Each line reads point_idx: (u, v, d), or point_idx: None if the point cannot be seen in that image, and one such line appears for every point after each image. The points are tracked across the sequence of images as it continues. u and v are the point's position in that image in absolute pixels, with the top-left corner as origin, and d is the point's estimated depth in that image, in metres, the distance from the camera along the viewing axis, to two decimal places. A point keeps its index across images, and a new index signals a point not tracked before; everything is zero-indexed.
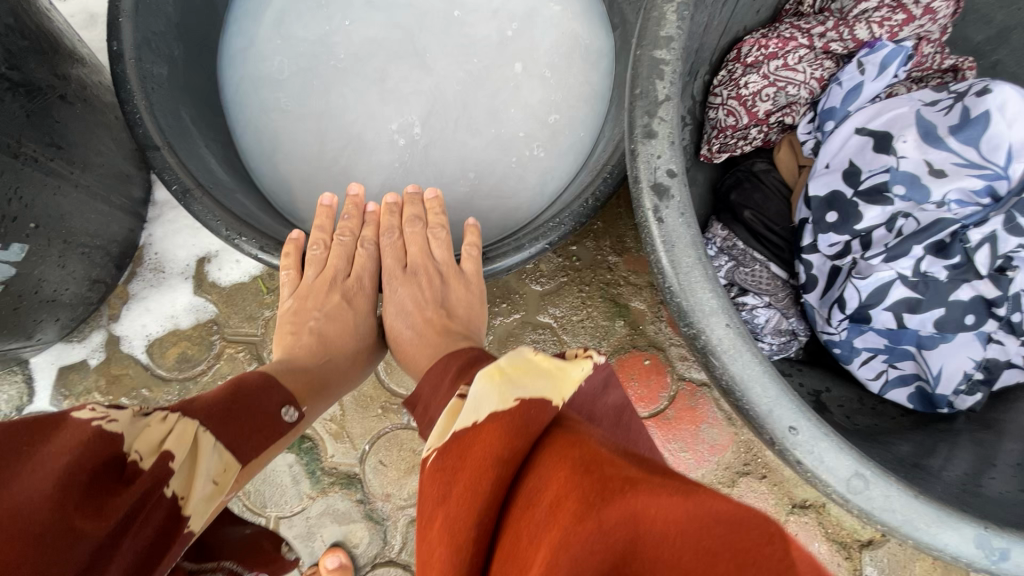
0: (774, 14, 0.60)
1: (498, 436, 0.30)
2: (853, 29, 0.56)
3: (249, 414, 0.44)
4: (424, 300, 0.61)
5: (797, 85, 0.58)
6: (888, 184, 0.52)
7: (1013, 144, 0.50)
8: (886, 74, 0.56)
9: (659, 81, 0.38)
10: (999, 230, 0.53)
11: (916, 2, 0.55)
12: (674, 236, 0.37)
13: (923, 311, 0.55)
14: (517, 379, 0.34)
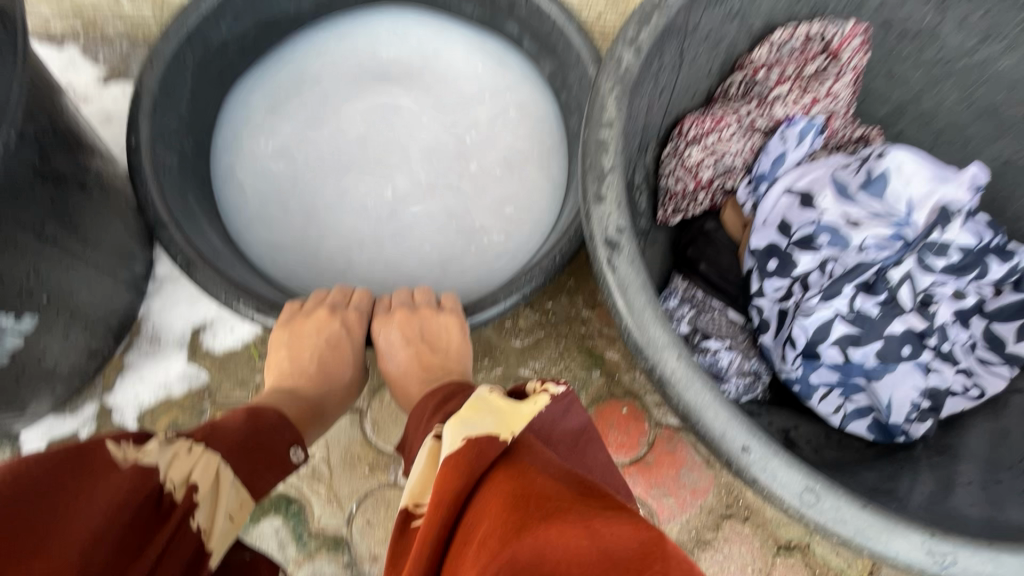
0: (707, 98, 0.69)
1: (445, 480, 0.34)
2: (772, 109, 0.65)
3: (262, 451, 0.46)
4: (405, 335, 0.61)
5: (732, 155, 0.66)
6: (815, 235, 0.61)
7: (911, 197, 0.60)
8: (804, 144, 0.65)
9: (606, 155, 0.45)
10: (915, 270, 0.60)
11: (820, 85, 0.64)
12: (627, 281, 0.42)
13: (864, 344, 0.60)
14: (468, 418, 0.39)
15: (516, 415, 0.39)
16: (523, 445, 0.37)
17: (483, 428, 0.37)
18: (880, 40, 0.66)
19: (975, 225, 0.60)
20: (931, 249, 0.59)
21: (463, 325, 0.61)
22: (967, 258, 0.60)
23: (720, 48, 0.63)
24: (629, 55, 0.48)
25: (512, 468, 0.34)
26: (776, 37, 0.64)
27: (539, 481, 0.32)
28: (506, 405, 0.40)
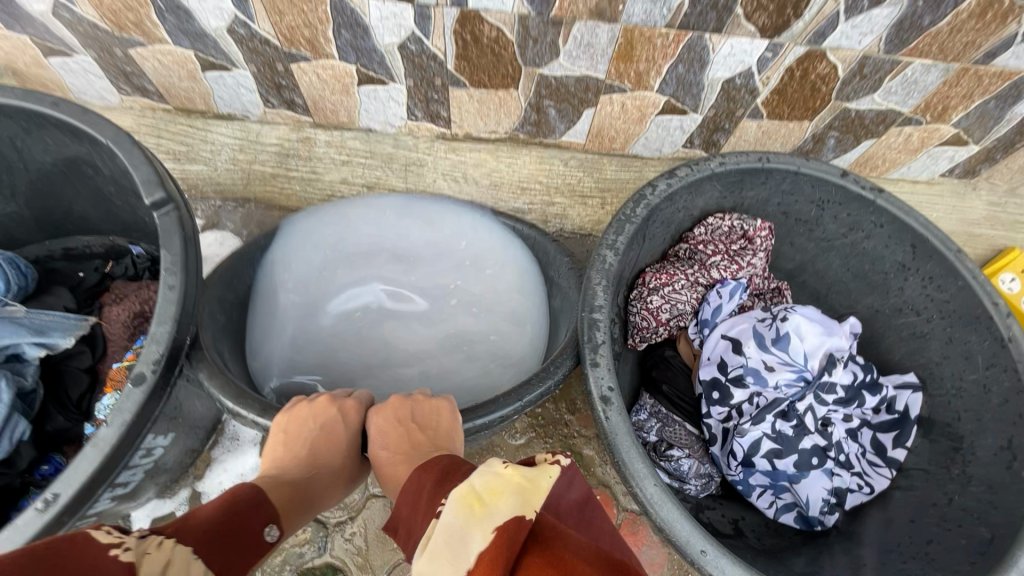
0: (662, 255, 0.93)
1: (489, 567, 0.39)
2: (709, 272, 0.90)
3: (240, 536, 0.51)
4: (397, 417, 0.68)
5: (684, 302, 0.90)
6: (743, 375, 0.82)
7: (806, 349, 0.83)
8: (733, 299, 0.90)
9: (598, 332, 0.71)
10: (814, 402, 0.83)
11: (744, 255, 0.89)
12: (617, 427, 0.66)
13: (785, 456, 0.81)
14: (493, 505, 0.45)
15: (533, 499, 0.47)
16: (546, 528, 0.43)
17: (509, 514, 0.43)
18: (782, 223, 0.90)
19: (854, 368, 0.85)
20: (823, 387, 0.83)
21: (454, 408, 0.70)
22: (848, 393, 0.85)
23: (671, 226, 0.88)
24: (611, 254, 0.76)
25: (550, 555, 0.39)
26: (712, 221, 0.88)
27: (584, 569, 0.37)
28: (525, 490, 0.47)
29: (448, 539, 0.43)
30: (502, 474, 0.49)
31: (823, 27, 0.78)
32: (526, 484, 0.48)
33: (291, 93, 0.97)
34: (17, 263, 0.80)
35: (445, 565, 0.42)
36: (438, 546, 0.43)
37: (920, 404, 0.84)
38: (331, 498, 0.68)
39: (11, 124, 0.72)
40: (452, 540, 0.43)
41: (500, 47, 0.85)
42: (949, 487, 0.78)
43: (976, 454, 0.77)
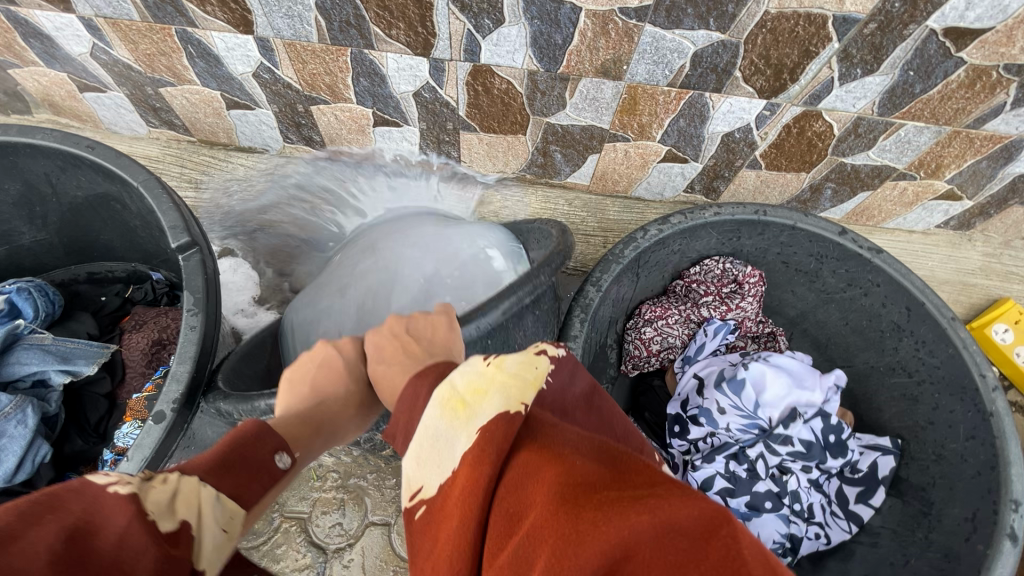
0: (663, 289, 0.95)
1: (476, 466, 0.39)
2: (698, 310, 0.92)
3: (243, 463, 0.50)
4: (393, 334, 0.64)
5: (674, 336, 0.93)
6: (697, 415, 0.84)
7: (761, 398, 0.82)
8: (717, 336, 0.91)
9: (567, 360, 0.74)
10: (767, 451, 0.83)
11: (738, 297, 0.91)
12: None
13: (737, 496, 0.82)
14: (476, 407, 0.44)
15: (519, 394, 0.45)
16: (539, 427, 0.42)
17: (489, 415, 0.43)
18: (781, 271, 0.93)
19: (823, 425, 0.83)
20: (776, 438, 0.82)
21: (451, 325, 0.65)
22: (809, 448, 0.82)
23: (667, 266, 0.91)
24: (593, 290, 0.78)
25: (538, 448, 0.38)
26: (707, 263, 0.91)
27: (578, 464, 0.36)
28: (509, 385, 0.46)
29: (435, 442, 0.45)
30: (483, 372, 0.48)
31: (818, 90, 0.82)
32: (510, 379, 0.47)
33: (310, 131, 1.02)
34: (44, 289, 0.84)
35: (437, 465, 0.44)
36: (426, 449, 0.46)
37: (890, 467, 0.86)
38: (342, 430, 0.64)
39: (48, 163, 0.77)
40: (438, 443, 0.45)
41: (509, 98, 0.89)
42: (909, 549, 0.80)
43: (939, 521, 0.78)
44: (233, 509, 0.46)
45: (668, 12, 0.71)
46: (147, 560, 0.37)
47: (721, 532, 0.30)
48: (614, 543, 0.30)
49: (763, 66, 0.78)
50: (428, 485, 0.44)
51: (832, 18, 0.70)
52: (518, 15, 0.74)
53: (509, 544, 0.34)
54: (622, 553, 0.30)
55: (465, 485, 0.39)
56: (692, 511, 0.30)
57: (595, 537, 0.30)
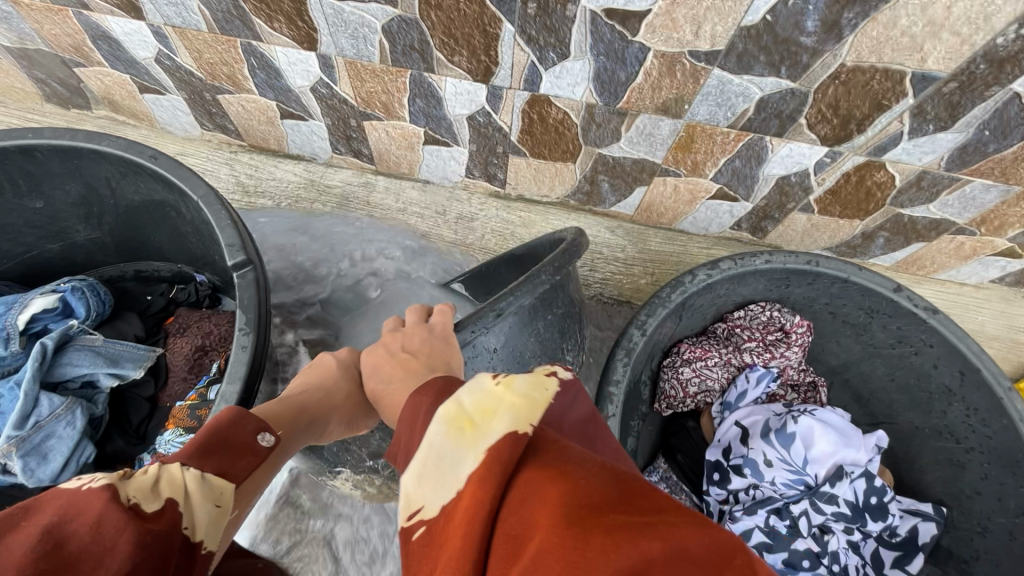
0: (703, 328, 0.94)
1: (483, 486, 0.36)
2: (740, 355, 0.91)
3: (228, 447, 0.52)
4: (389, 350, 0.67)
5: (713, 379, 0.91)
6: (742, 466, 0.83)
7: (811, 453, 0.80)
8: (761, 385, 0.89)
9: (610, 404, 0.73)
10: (811, 509, 0.81)
11: (783, 345, 0.90)
12: None
13: (775, 551, 0.80)
14: (486, 426, 0.40)
15: (528, 413, 0.42)
16: (544, 443, 0.39)
17: (499, 434, 0.39)
18: (828, 321, 0.91)
19: (866, 486, 0.81)
20: (822, 497, 0.80)
21: (444, 336, 0.66)
22: (853, 510, 0.81)
23: (712, 308, 0.89)
24: (637, 333, 0.77)
25: (546, 467, 0.36)
26: (753, 309, 0.90)
27: (584, 481, 0.34)
28: (516, 402, 0.42)
29: (438, 462, 0.39)
30: (491, 391, 0.43)
31: (884, 142, 0.79)
32: (521, 400, 0.43)
33: (359, 144, 1.03)
34: (97, 289, 0.84)
35: (439, 487, 0.38)
36: (428, 469, 0.40)
37: (931, 534, 0.84)
38: (330, 425, 0.67)
39: (110, 168, 0.78)
40: (440, 463, 0.39)
41: (564, 127, 0.89)
42: None
43: None
44: (220, 486, 0.48)
45: (739, 57, 0.70)
46: (124, 544, 0.38)
47: (730, 559, 0.31)
48: (625, 569, 0.28)
49: (830, 115, 0.76)
50: (430, 504, 0.38)
51: (910, 75, 0.68)
52: (585, 50, 0.73)
53: (513, 568, 0.30)
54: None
55: (467, 504, 0.35)
56: (700, 539, 0.31)
57: (603, 564, 0.28)
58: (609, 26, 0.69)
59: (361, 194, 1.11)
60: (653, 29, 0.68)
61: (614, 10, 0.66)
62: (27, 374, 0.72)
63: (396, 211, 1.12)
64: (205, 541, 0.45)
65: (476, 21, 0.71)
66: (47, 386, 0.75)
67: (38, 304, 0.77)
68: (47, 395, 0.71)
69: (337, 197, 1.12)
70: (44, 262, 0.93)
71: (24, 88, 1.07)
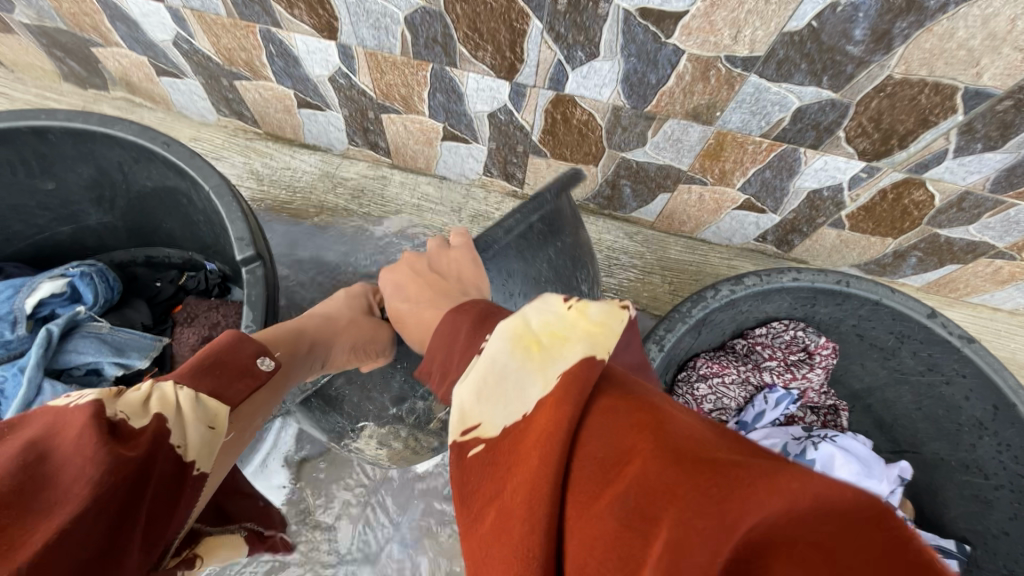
0: (721, 343, 0.91)
1: (558, 409, 0.33)
2: (760, 374, 0.88)
3: (223, 367, 0.50)
4: (414, 271, 0.71)
5: (729, 397, 0.88)
6: None
7: None
8: (780, 407, 0.87)
9: None
10: None
11: (806, 367, 0.87)
12: None
13: None
14: (556, 351, 0.37)
15: (606, 341, 0.37)
16: (622, 377, 0.36)
17: (573, 358, 0.36)
18: (854, 343, 0.87)
19: None
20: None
21: (473, 257, 0.70)
22: None
23: (733, 324, 0.86)
24: (656, 349, 0.75)
25: (629, 399, 0.32)
26: (775, 326, 0.87)
27: (680, 421, 0.31)
28: (592, 327, 0.38)
29: (500, 380, 0.37)
30: (563, 314, 0.39)
31: (928, 159, 0.75)
32: (596, 325, 0.38)
33: (376, 137, 1.00)
34: (106, 275, 0.83)
35: (501, 404, 0.36)
36: (488, 386, 0.37)
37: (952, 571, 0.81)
38: (335, 349, 0.68)
39: (123, 154, 0.77)
40: (504, 383, 0.37)
41: (588, 129, 0.85)
42: None
43: None
44: (212, 407, 0.46)
45: (779, 64, 0.66)
46: (97, 464, 0.35)
47: (888, 521, 0.23)
48: (739, 520, 0.24)
49: (871, 129, 0.72)
50: (489, 422, 0.36)
51: (963, 90, 0.63)
52: (615, 51, 0.70)
53: (601, 495, 0.29)
54: (747, 533, 0.24)
55: (541, 426, 0.33)
56: (851, 490, 0.24)
57: (711, 511, 0.24)
58: (642, 26, 0.65)
59: (376, 187, 1.09)
60: (688, 31, 0.64)
61: (649, 10, 0.63)
62: (32, 358, 0.71)
63: (411, 206, 1.09)
64: (199, 463, 0.44)
65: (504, 16, 0.68)
66: (52, 373, 0.74)
67: (46, 288, 0.77)
68: (50, 382, 0.70)
69: (351, 189, 1.10)
70: (55, 244, 0.92)
71: (43, 66, 1.06)
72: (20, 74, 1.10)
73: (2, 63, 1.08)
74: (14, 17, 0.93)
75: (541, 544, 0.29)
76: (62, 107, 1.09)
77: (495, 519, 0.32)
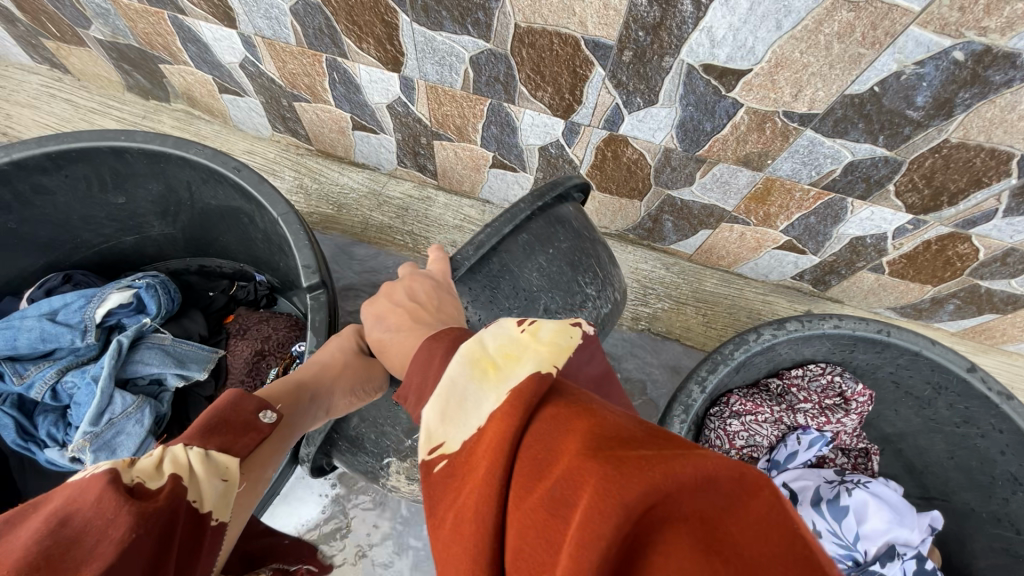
0: (755, 380, 0.93)
1: (503, 414, 0.34)
2: (794, 415, 0.89)
3: (229, 423, 0.52)
4: (393, 301, 0.64)
5: (761, 435, 0.89)
6: None
7: (862, 530, 0.79)
8: (813, 448, 0.88)
9: None
10: None
11: (843, 411, 0.88)
12: None
13: None
14: (509, 369, 0.37)
15: (554, 358, 0.39)
16: (570, 385, 0.36)
17: (524, 374, 0.36)
18: (890, 390, 0.88)
19: (917, 569, 0.79)
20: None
21: (450, 286, 0.65)
22: None
23: (770, 364, 0.88)
24: (696, 390, 0.77)
25: (571, 402, 0.34)
26: (811, 369, 0.89)
27: (611, 418, 0.33)
28: (541, 347, 0.40)
29: (458, 398, 0.37)
30: (516, 337, 0.40)
31: (976, 217, 0.76)
32: (546, 347, 0.40)
33: (425, 160, 1.03)
34: (168, 286, 0.87)
35: (459, 423, 0.36)
36: (449, 406, 0.37)
37: None
38: (336, 398, 0.66)
39: (193, 174, 0.80)
40: (463, 401, 0.37)
41: (636, 167, 0.87)
42: None
43: None
44: (223, 462, 0.48)
45: (837, 122, 0.68)
46: (121, 525, 0.37)
47: (764, 489, 0.28)
48: (647, 495, 0.26)
49: (922, 185, 0.73)
50: (451, 440, 0.36)
51: (1019, 156, 0.64)
52: (674, 99, 0.72)
53: (536, 491, 0.30)
54: (652, 505, 0.26)
55: (492, 435, 0.33)
56: (735, 468, 0.28)
57: (627, 491, 0.26)
58: (704, 79, 0.67)
59: (419, 207, 1.12)
60: (749, 87, 0.66)
61: (713, 66, 0.65)
62: (104, 368, 0.76)
63: (453, 227, 1.11)
64: (216, 515, 0.47)
65: (568, 62, 0.70)
66: (119, 381, 0.79)
67: (115, 298, 0.81)
68: (121, 392, 0.75)
69: (395, 207, 1.12)
70: (118, 252, 0.97)
71: (109, 77, 1.10)
72: (85, 82, 1.14)
73: (70, 72, 1.13)
74: (88, 33, 0.98)
75: (490, 535, 0.31)
76: (124, 117, 1.13)
77: (452, 516, 0.33)
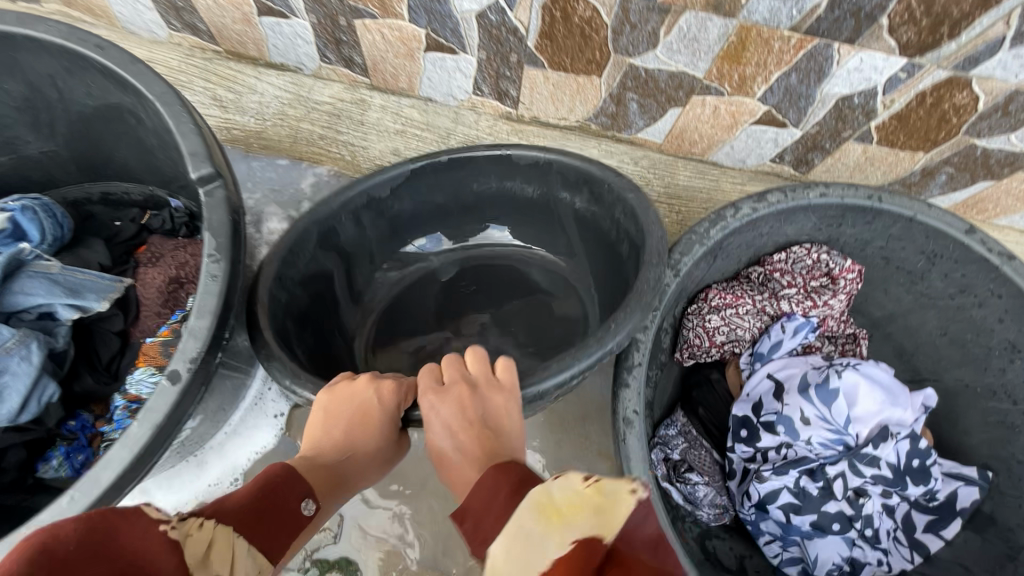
0: (735, 272, 0.83)
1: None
2: (778, 303, 0.81)
3: (274, 511, 0.47)
4: (466, 416, 0.54)
5: (744, 329, 0.82)
6: (775, 423, 0.75)
7: (851, 414, 0.73)
8: (799, 335, 0.80)
9: (636, 352, 0.66)
10: (847, 471, 0.74)
11: (832, 294, 0.81)
12: (630, 450, 0.63)
13: (803, 513, 0.74)
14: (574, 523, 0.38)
15: (618, 520, 0.39)
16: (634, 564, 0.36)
17: (586, 532, 0.37)
18: (879, 267, 0.81)
19: (910, 448, 0.75)
20: (863, 459, 0.74)
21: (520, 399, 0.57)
22: (895, 474, 0.75)
23: (749, 249, 0.79)
24: (670, 276, 0.68)
25: None
26: (796, 251, 0.80)
27: None
28: (612, 507, 0.39)
29: (523, 541, 0.38)
30: (589, 486, 0.40)
31: (979, 53, 0.66)
32: (614, 507, 0.39)
33: (351, 51, 0.89)
34: (52, 210, 0.76)
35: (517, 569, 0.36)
36: (513, 545, 0.38)
37: (971, 499, 0.78)
38: (368, 481, 0.62)
39: (52, 63, 0.68)
40: (525, 544, 0.37)
41: (591, 29, 0.75)
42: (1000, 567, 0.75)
43: None
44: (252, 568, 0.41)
45: None
46: None
47: None
48: None
49: (919, 13, 0.63)
50: None
51: None
52: None
53: None
54: None
55: None
56: None
57: None
58: None
59: (354, 111, 0.98)
60: None
61: None
62: None
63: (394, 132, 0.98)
64: None
65: None
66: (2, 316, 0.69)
67: None
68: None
69: (328, 116, 0.99)
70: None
71: None
72: None
73: None
74: None
75: None
76: None
77: None
